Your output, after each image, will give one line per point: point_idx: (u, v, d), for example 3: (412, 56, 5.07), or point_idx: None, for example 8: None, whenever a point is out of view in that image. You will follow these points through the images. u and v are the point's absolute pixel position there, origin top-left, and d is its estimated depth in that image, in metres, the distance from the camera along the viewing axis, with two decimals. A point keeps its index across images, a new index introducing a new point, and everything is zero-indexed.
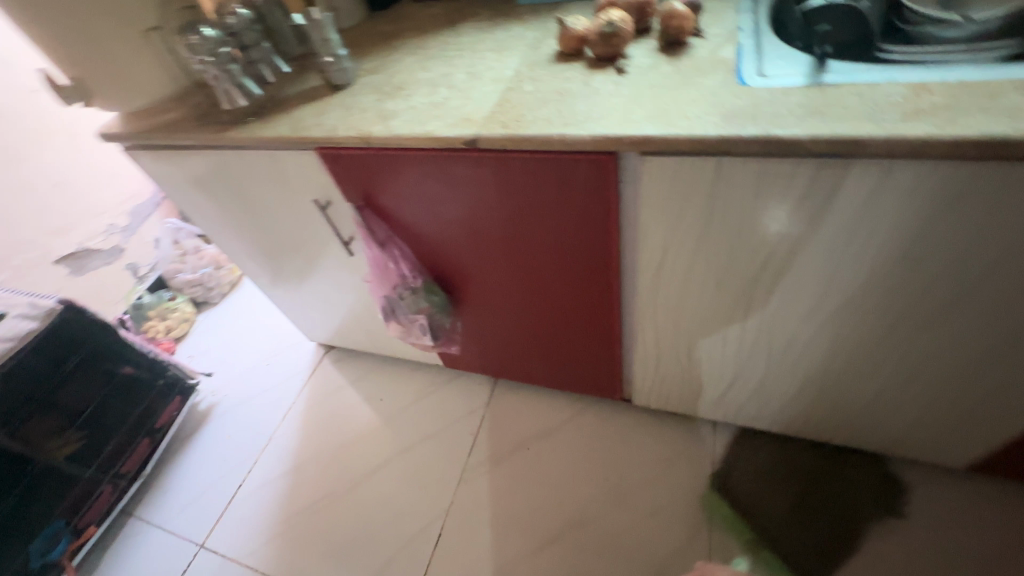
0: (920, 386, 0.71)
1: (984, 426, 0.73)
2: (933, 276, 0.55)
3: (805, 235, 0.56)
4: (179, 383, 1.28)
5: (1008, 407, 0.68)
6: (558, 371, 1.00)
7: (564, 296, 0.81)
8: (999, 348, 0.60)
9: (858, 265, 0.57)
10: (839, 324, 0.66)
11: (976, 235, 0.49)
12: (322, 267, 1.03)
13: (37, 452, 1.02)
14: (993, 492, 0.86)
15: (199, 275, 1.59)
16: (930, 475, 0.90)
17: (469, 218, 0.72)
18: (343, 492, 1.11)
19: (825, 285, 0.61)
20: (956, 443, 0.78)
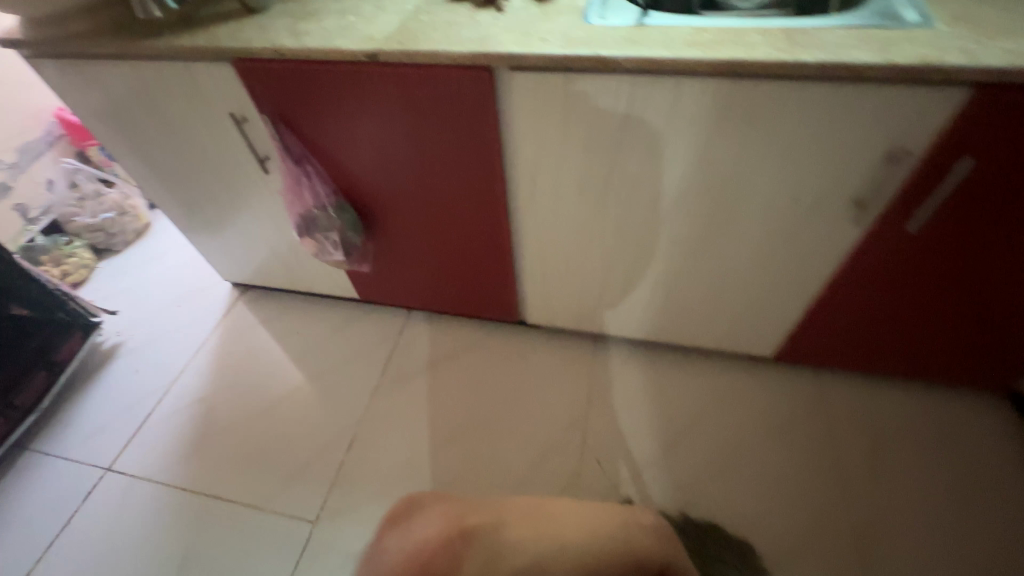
0: (730, 284, 0.92)
1: (779, 315, 0.95)
2: (724, 180, 0.74)
3: (635, 145, 0.73)
4: (81, 319, 1.24)
5: (788, 295, 0.90)
6: (462, 294, 1.13)
7: (462, 215, 0.93)
8: (774, 242, 0.81)
9: (675, 171, 0.75)
10: (671, 229, 0.85)
11: (743, 141, 0.68)
12: (237, 195, 1.07)
13: None
14: (793, 377, 1.11)
15: (100, 220, 1.53)
16: (752, 370, 1.13)
17: (375, 136, 0.83)
18: (257, 413, 1.16)
19: (657, 193, 0.79)
20: (764, 333, 1.01)
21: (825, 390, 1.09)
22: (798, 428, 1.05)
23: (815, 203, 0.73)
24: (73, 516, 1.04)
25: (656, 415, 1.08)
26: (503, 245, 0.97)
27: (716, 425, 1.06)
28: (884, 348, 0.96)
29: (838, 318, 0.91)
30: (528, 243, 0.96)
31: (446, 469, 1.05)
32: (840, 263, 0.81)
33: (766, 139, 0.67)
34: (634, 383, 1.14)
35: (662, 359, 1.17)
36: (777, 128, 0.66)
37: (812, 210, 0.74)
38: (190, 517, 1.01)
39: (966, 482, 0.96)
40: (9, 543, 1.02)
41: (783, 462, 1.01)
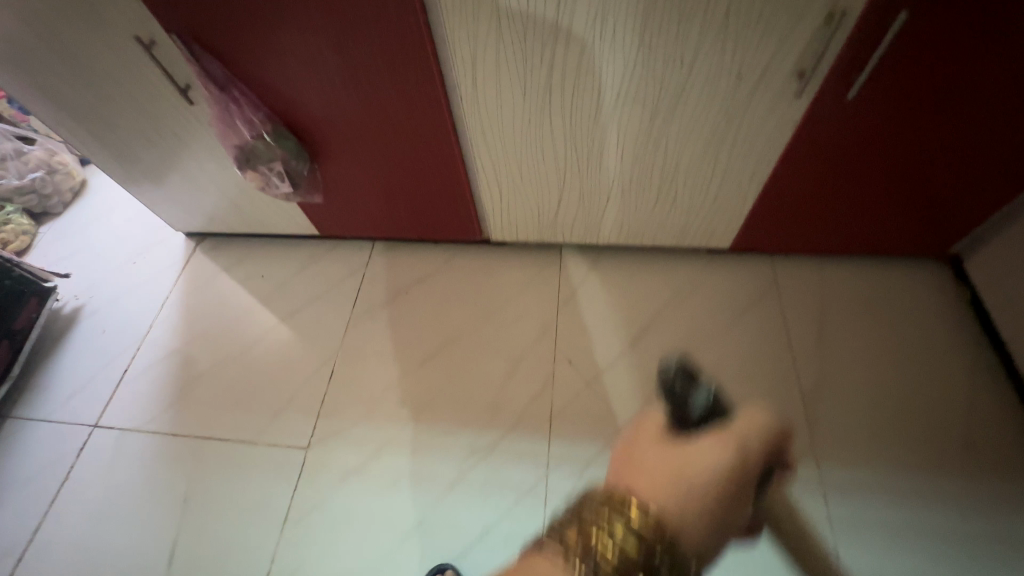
0: (682, 175, 0.92)
1: (731, 202, 0.97)
2: (666, 61, 0.73)
3: (572, 30, 0.71)
4: (33, 284, 1.20)
5: (738, 181, 0.92)
6: (420, 216, 1.12)
7: (407, 131, 0.90)
8: (720, 125, 0.82)
9: (615, 57, 0.73)
10: (619, 123, 0.84)
11: (681, 14, 0.67)
12: (165, 134, 1.01)
13: None
14: (748, 263, 1.16)
15: (27, 180, 1.43)
16: (710, 262, 1.18)
17: (299, 50, 0.77)
18: (235, 357, 1.17)
19: (600, 83, 0.77)
20: (718, 223, 1.03)
21: (779, 273, 1.14)
22: (754, 310, 1.11)
23: (757, 76, 0.73)
24: (71, 471, 1.07)
25: (623, 314, 1.13)
26: (454, 159, 0.95)
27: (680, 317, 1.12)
28: (832, 225, 1.00)
29: (787, 199, 0.94)
30: (479, 155, 0.94)
31: (427, 385, 1.10)
32: (786, 140, 0.82)
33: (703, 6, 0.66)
34: (601, 287, 1.17)
35: (626, 261, 1.20)
36: None
37: (753, 84, 0.74)
38: (186, 459, 1.05)
39: (913, 346, 1.04)
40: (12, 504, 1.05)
41: (741, 342, 1.08)
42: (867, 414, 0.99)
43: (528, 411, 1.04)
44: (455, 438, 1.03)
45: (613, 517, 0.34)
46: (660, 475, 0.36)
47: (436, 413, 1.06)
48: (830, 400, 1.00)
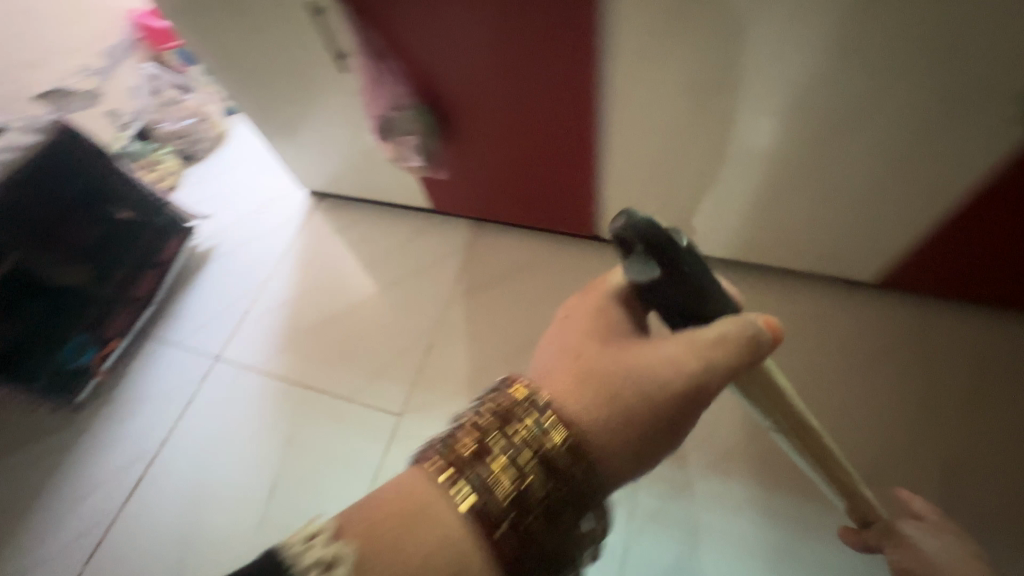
0: (842, 195, 0.83)
1: (897, 230, 0.86)
2: (862, 69, 0.65)
3: (758, 29, 0.64)
4: (177, 223, 1.33)
5: (911, 208, 0.81)
6: (537, 203, 1.11)
7: (545, 119, 0.88)
8: (908, 145, 0.72)
9: (801, 61, 0.66)
10: (784, 132, 0.76)
11: (901, 15, 0.58)
12: (310, 96, 1.05)
13: (50, 279, 1.10)
14: (897, 300, 1.01)
15: (182, 125, 1.58)
16: (850, 291, 1.04)
17: (458, 28, 0.77)
18: (342, 315, 1.23)
19: (774, 88, 0.71)
20: (871, 251, 0.92)
21: (933, 316, 0.99)
22: (898, 353, 0.97)
23: (976, 93, 0.63)
24: (194, 395, 1.18)
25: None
26: (587, 151, 0.91)
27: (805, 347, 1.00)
28: (1011, 277, 0.87)
29: (973, 234, 0.80)
30: (614, 151, 0.89)
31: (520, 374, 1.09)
32: (989, 170, 0.71)
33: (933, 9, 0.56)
34: None
35: (750, 277, 1.08)
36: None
37: (968, 103, 0.64)
38: (290, 403, 1.12)
39: None
40: (142, 418, 1.17)
41: (873, 391, 0.95)
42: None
43: None
44: None
45: (508, 432, 0.39)
46: (586, 385, 0.41)
47: None
48: (981, 473, 0.86)
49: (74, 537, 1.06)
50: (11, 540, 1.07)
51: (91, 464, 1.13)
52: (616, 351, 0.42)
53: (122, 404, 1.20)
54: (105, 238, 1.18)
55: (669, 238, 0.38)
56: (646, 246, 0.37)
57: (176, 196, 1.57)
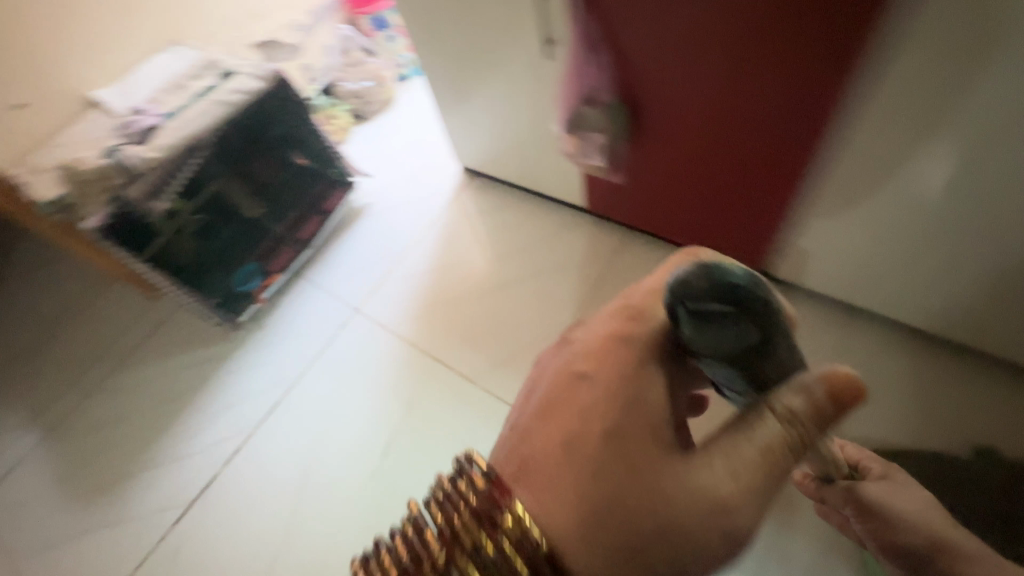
0: None
1: None
2: None
3: None
4: (342, 178, 1.42)
5: None
6: (705, 224, 1.04)
7: (754, 140, 0.82)
8: None
9: None
10: None
11: None
12: (501, 78, 1.04)
13: (236, 211, 1.23)
14: None
15: (360, 87, 1.66)
16: None
17: (693, 34, 0.73)
18: (476, 296, 1.25)
19: None
20: None
21: None
22: None
23: None
24: (331, 340, 1.26)
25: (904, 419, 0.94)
26: (793, 177, 0.84)
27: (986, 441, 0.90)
28: None
29: None
30: (827, 182, 0.81)
31: None
32: None
33: None
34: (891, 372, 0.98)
35: (932, 350, 0.98)
36: None
37: None
38: (416, 368, 1.17)
39: None
40: (281, 352, 1.27)
41: None
42: None
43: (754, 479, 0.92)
44: None
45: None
46: (586, 534, 0.42)
47: None
48: None
49: (212, 442, 1.17)
50: (167, 429, 1.21)
51: (237, 380, 1.25)
52: (640, 485, 0.43)
53: (269, 332, 1.31)
54: (284, 179, 1.30)
55: (751, 289, 0.38)
56: (718, 309, 0.38)
57: (344, 146, 1.67)
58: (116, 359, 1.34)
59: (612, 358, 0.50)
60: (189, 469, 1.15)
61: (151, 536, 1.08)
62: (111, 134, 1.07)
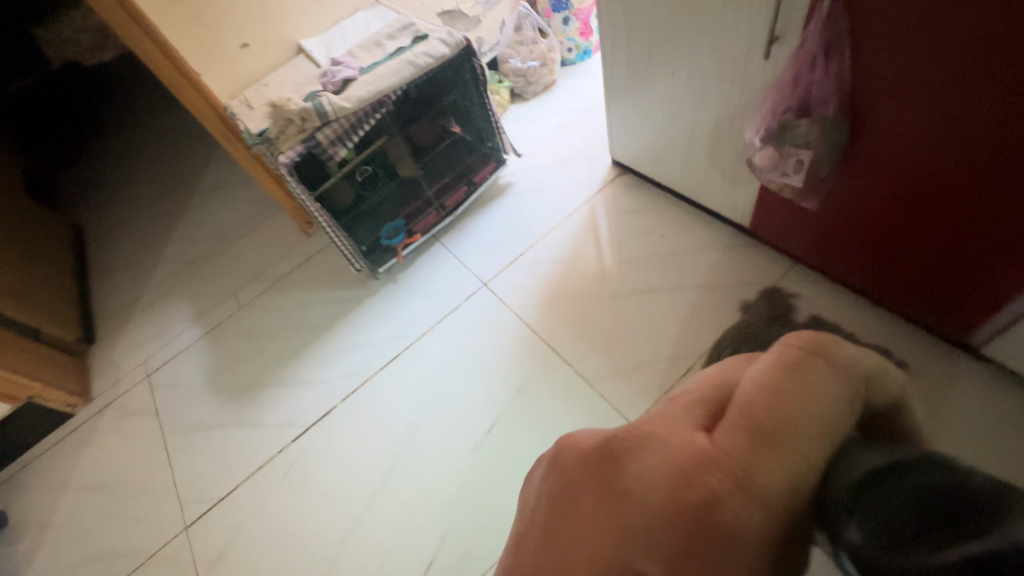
0: None
1: None
2: None
3: None
4: (496, 153, 1.46)
5: None
6: (908, 271, 0.89)
7: (1016, 190, 0.67)
8: None
9: None
10: None
11: None
12: (697, 77, 0.96)
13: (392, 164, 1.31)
14: None
15: (525, 66, 1.66)
16: None
17: (974, 60, 0.60)
18: (605, 296, 1.20)
19: None
20: None
21: None
22: None
23: None
24: (457, 307, 1.29)
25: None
26: None
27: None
28: None
29: None
30: None
31: None
32: None
33: None
34: None
35: None
36: None
37: None
38: (533, 356, 1.15)
39: None
40: (411, 308, 1.32)
41: None
42: None
43: None
44: None
45: None
46: None
47: None
48: None
49: (336, 376, 1.26)
50: (301, 353, 1.33)
51: (366, 325, 1.33)
52: None
53: (400, 286, 1.38)
54: (437, 142, 1.37)
55: (955, 492, 0.30)
56: (902, 520, 0.30)
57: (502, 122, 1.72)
58: (270, 279, 1.50)
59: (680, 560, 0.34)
60: (313, 395, 1.25)
61: (273, 444, 1.20)
62: (313, 82, 1.15)
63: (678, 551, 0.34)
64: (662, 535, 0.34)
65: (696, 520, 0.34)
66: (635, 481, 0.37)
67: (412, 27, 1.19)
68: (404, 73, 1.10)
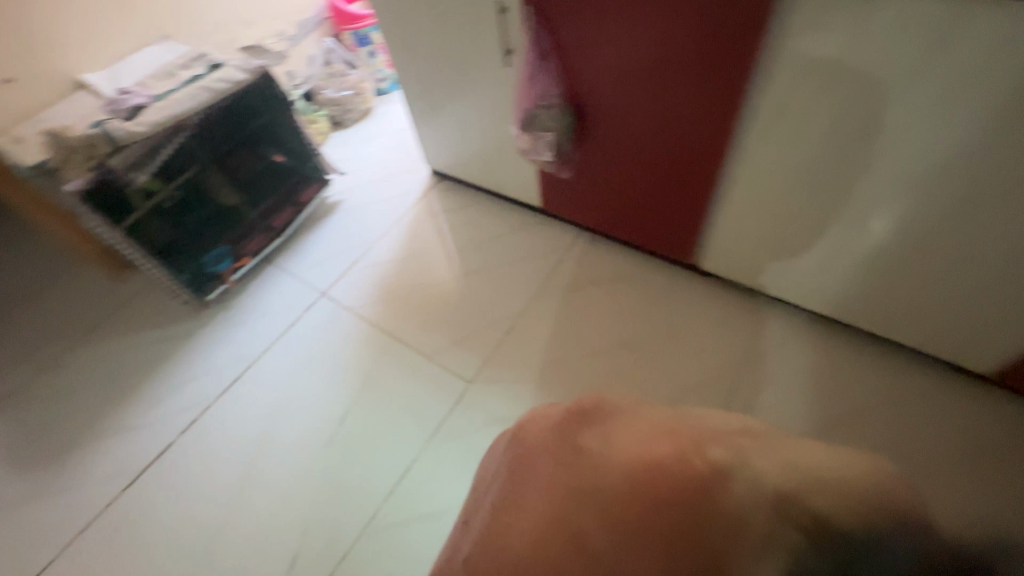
0: (954, 278, 0.85)
1: (994, 327, 0.88)
2: (1006, 160, 0.68)
3: (904, 121, 0.71)
4: (318, 172, 1.52)
5: (1007, 309, 0.84)
6: (645, 221, 1.17)
7: (675, 146, 0.96)
8: None
9: (937, 144, 0.71)
10: (911, 201, 0.79)
11: None
12: (469, 88, 1.18)
13: (211, 195, 1.32)
14: (985, 399, 1.00)
15: (341, 95, 1.78)
16: (939, 377, 1.03)
17: (624, 56, 0.87)
18: (436, 285, 1.34)
19: (903, 170, 0.77)
20: (969, 345, 0.94)
21: None
22: (987, 454, 0.94)
23: None
24: (296, 320, 1.32)
25: (815, 404, 1.04)
26: (712, 175, 0.97)
27: (893, 422, 1.00)
28: None
29: None
30: (737, 180, 0.95)
31: (590, 375, 1.14)
32: None
33: None
34: (806, 351, 1.10)
35: (842, 335, 1.11)
36: None
37: None
38: (377, 348, 1.23)
39: None
40: (250, 330, 1.32)
41: (941, 471, 0.94)
42: None
43: None
44: None
45: None
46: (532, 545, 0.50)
47: None
48: None
49: (172, 414, 1.19)
50: (125, 400, 1.23)
51: (200, 357, 1.28)
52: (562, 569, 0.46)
53: (235, 311, 1.36)
54: (258, 173, 1.41)
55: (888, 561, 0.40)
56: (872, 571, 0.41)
57: (326, 148, 1.80)
58: (78, 332, 1.36)
59: (653, 537, 0.45)
60: (144, 438, 1.16)
61: (98, 500, 1.09)
62: (98, 111, 1.13)
63: (638, 510, 0.46)
64: (632, 499, 0.47)
65: (665, 466, 0.49)
66: (606, 467, 0.51)
67: (207, 57, 1.24)
68: (201, 98, 1.15)
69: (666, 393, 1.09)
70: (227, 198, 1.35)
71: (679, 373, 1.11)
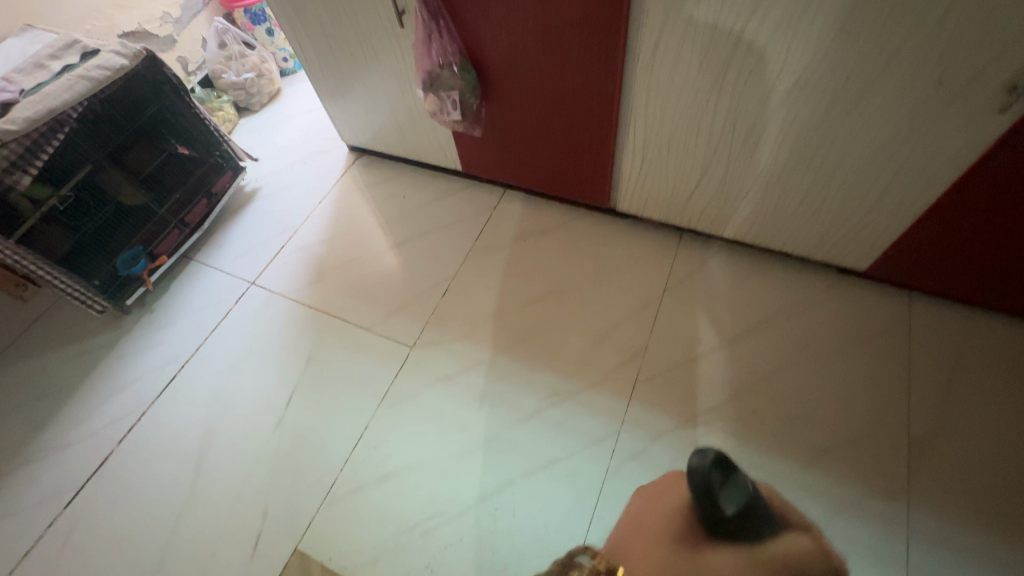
0: (827, 185, 0.95)
1: (864, 225, 1.00)
2: (849, 70, 0.77)
3: (761, 44, 0.79)
4: (231, 161, 1.46)
5: (872, 208, 0.96)
6: (559, 171, 1.22)
7: (573, 94, 1.01)
8: (889, 147, 0.84)
9: (792, 63, 0.79)
10: (782, 119, 0.88)
11: (875, 28, 0.71)
12: (369, 55, 1.16)
13: (111, 194, 1.24)
14: (868, 291, 1.13)
15: (242, 79, 1.68)
16: (829, 278, 1.16)
17: (511, 7, 0.90)
18: (368, 258, 1.34)
19: (769, 90, 0.84)
20: (848, 245, 1.06)
21: (911, 310, 1.10)
22: (872, 337, 1.08)
23: (943, 98, 0.75)
24: (228, 313, 1.28)
25: (728, 319, 1.14)
26: (611, 119, 1.02)
27: (796, 323, 1.11)
28: (992, 265, 0.95)
29: (928, 235, 0.95)
30: (634, 120, 1.00)
31: (526, 323, 1.19)
32: (961, 171, 0.83)
33: (910, 26, 0.69)
34: (717, 273, 1.21)
35: (747, 254, 1.22)
36: (893, 31, 0.70)
37: (932, 110, 0.77)
38: (315, 329, 1.23)
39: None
40: (179, 329, 1.27)
41: (836, 358, 1.06)
42: (955, 447, 0.96)
43: (612, 372, 1.10)
44: (538, 378, 1.11)
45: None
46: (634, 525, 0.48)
47: (532, 348, 1.16)
48: (942, 445, 0.96)
49: (106, 424, 1.15)
50: (50, 421, 1.17)
51: (128, 364, 1.23)
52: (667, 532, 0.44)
53: (159, 314, 1.31)
54: (160, 168, 1.33)
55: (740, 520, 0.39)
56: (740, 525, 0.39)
57: (234, 135, 1.72)
58: None
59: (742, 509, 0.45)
60: (79, 455, 1.12)
61: (38, 524, 1.05)
62: None
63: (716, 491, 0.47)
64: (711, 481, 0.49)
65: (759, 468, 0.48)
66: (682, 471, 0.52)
67: (78, 45, 1.15)
68: (77, 88, 1.07)
69: (597, 329, 1.16)
70: (130, 197, 1.27)
71: (608, 310, 1.18)
